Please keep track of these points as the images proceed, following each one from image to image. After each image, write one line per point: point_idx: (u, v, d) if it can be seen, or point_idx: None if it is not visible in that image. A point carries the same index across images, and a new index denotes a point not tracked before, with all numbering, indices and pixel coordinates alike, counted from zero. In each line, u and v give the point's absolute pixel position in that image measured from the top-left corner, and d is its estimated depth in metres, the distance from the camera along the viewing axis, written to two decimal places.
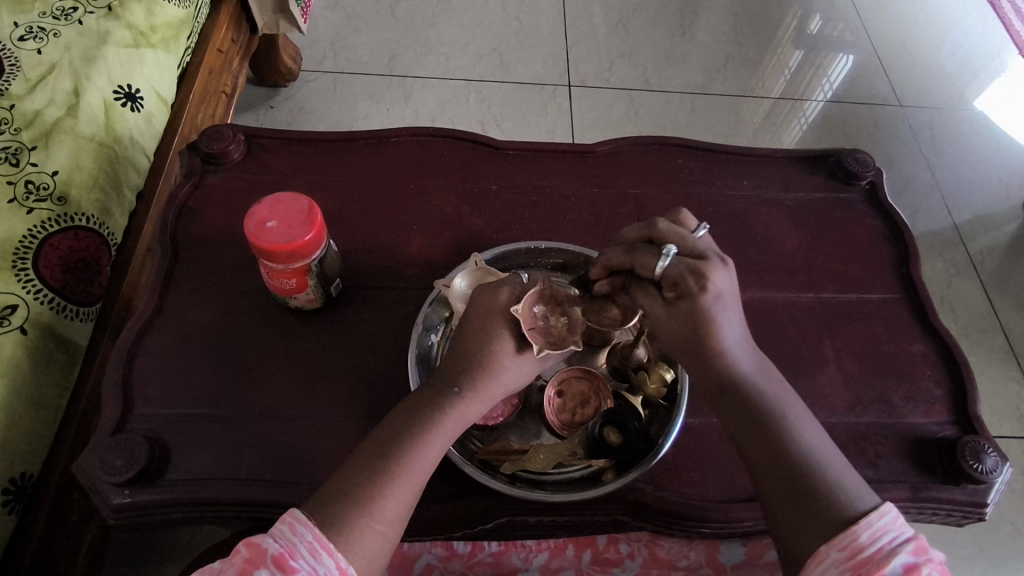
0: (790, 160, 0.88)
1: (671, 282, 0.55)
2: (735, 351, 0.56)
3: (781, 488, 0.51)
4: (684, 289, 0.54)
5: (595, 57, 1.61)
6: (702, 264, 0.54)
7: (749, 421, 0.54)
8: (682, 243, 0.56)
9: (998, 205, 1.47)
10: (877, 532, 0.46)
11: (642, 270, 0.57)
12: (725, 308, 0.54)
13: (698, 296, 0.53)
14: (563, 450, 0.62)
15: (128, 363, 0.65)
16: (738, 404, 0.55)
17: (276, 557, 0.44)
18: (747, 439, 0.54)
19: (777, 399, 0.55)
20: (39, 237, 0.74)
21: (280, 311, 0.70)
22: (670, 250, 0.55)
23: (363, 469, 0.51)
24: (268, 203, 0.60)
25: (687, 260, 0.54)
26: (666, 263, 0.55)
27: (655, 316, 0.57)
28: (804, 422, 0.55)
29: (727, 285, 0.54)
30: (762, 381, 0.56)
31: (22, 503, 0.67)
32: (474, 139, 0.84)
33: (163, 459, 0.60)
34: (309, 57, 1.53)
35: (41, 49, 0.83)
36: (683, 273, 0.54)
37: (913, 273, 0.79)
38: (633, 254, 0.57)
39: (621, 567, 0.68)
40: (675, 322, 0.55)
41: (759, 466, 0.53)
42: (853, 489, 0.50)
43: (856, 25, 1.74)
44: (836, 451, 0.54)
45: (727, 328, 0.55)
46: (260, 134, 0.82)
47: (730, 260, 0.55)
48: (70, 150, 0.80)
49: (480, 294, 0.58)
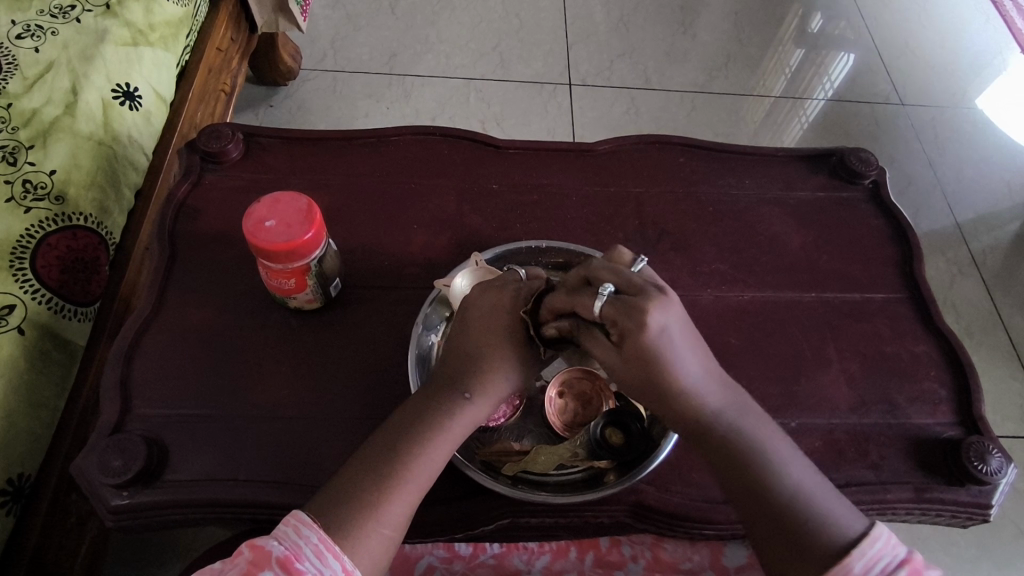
0: (792, 159, 0.88)
1: (612, 321, 0.49)
2: (702, 388, 0.52)
3: (767, 527, 0.49)
4: (624, 329, 0.49)
5: (596, 56, 1.61)
6: (639, 301, 0.48)
7: (728, 462, 0.51)
8: (620, 279, 0.50)
9: (1000, 204, 1.47)
10: (870, 561, 0.45)
11: (584, 313, 0.51)
12: (673, 347, 0.49)
13: (638, 338, 0.48)
14: (565, 451, 0.62)
15: (127, 363, 0.65)
16: (713, 446, 0.52)
17: (282, 559, 0.44)
18: (728, 479, 0.51)
19: (754, 433, 0.52)
20: (37, 236, 0.73)
21: (280, 311, 0.69)
22: (607, 288, 0.49)
23: (370, 471, 0.50)
24: (267, 202, 0.60)
25: (624, 299, 0.48)
26: (604, 303, 0.49)
27: (609, 359, 0.53)
28: (786, 455, 0.52)
29: (670, 321, 0.49)
30: (737, 417, 0.53)
31: (19, 504, 0.67)
32: (474, 138, 0.84)
33: (162, 460, 0.59)
34: (308, 56, 1.52)
35: (38, 47, 0.82)
36: (618, 315, 0.48)
37: (917, 272, 0.79)
38: (574, 298, 0.52)
39: (624, 570, 0.68)
40: (627, 364, 0.51)
41: (744, 505, 0.50)
42: (843, 517, 0.48)
43: (858, 23, 1.73)
44: (822, 479, 0.51)
45: (684, 363, 0.51)
46: (259, 133, 0.81)
47: (672, 292, 0.49)
48: (68, 149, 0.79)
49: (479, 297, 0.58)
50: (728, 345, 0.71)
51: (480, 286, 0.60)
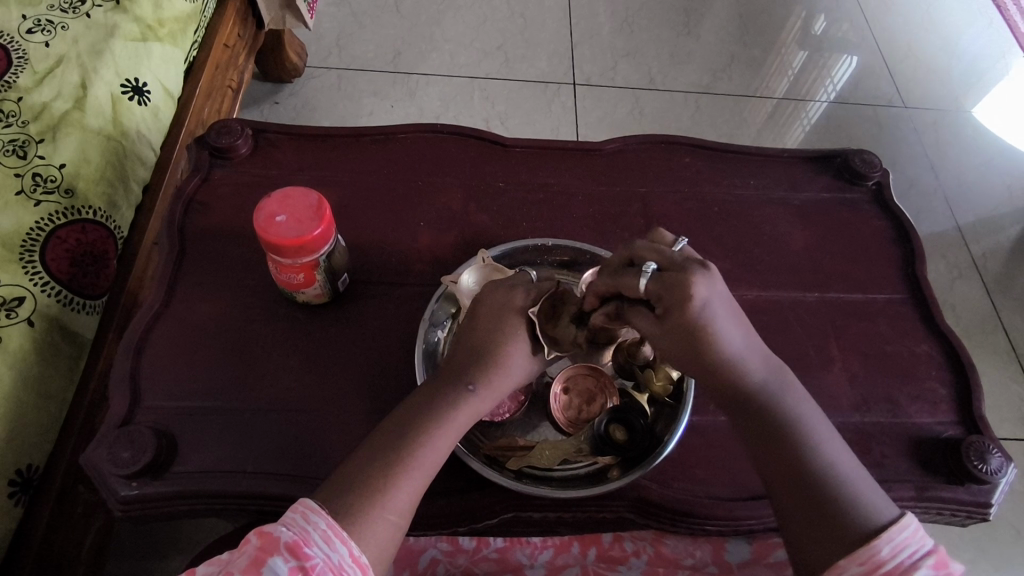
0: (796, 160, 0.88)
1: (656, 298, 0.51)
2: (747, 361, 0.54)
3: (799, 503, 0.50)
4: (669, 304, 0.50)
5: (600, 56, 1.61)
6: (684, 275, 0.49)
7: (767, 435, 0.53)
8: (661, 257, 0.52)
9: (1001, 207, 1.47)
10: (897, 546, 0.46)
11: (627, 292, 0.52)
12: (719, 319, 0.51)
13: (683, 313, 0.50)
14: (569, 446, 0.63)
15: (136, 355, 0.65)
16: (754, 416, 0.54)
17: (290, 544, 0.44)
18: (765, 450, 0.53)
19: (793, 411, 0.54)
20: (46, 229, 0.74)
21: (287, 306, 0.70)
22: (650, 266, 0.51)
23: (377, 459, 0.51)
24: (278, 197, 0.60)
25: (667, 274, 0.50)
26: (648, 279, 0.51)
27: (653, 335, 0.53)
28: (822, 437, 0.53)
29: (715, 294, 0.50)
30: (781, 393, 0.54)
31: (27, 495, 0.67)
32: (481, 136, 0.85)
33: (170, 451, 0.60)
34: (313, 53, 1.53)
35: (49, 42, 0.83)
36: (662, 291, 0.50)
37: (919, 274, 0.79)
38: (617, 280, 0.53)
39: (626, 565, 0.68)
40: (669, 338, 0.52)
41: (779, 481, 0.51)
42: (873, 503, 0.49)
43: (861, 26, 1.74)
44: (857, 466, 0.52)
45: (730, 338, 0.52)
46: (267, 129, 0.82)
47: (711, 263, 0.51)
48: (77, 144, 0.80)
49: (494, 293, 0.59)
50: None
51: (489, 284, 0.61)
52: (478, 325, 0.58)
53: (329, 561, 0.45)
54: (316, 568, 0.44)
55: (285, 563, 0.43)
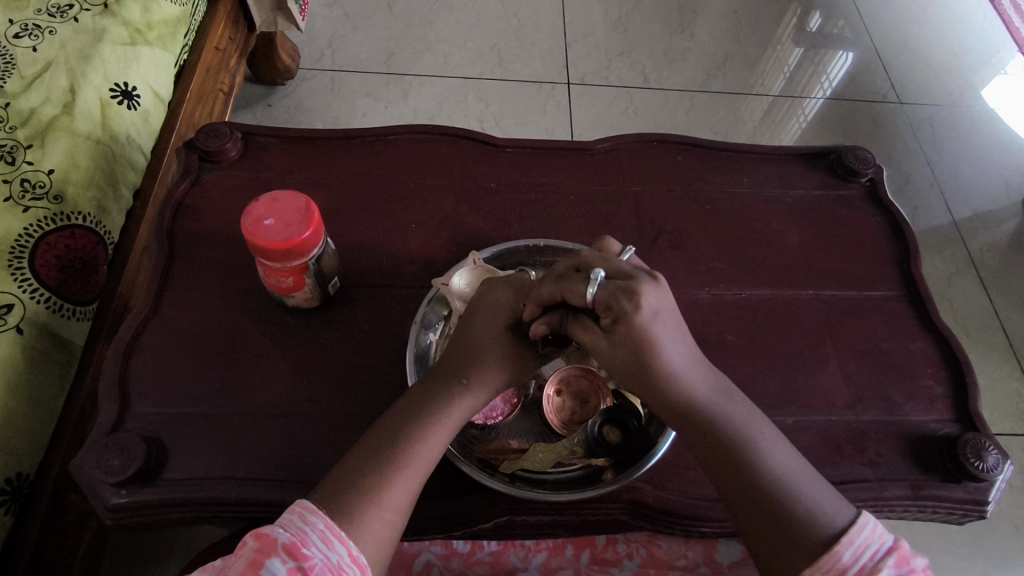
0: (790, 157, 0.88)
1: (604, 306, 0.54)
2: (683, 374, 0.54)
3: (750, 512, 0.49)
4: (619, 312, 0.53)
5: (594, 55, 1.61)
6: (631, 283, 0.53)
7: (713, 451, 0.52)
8: (610, 266, 0.56)
9: (998, 202, 1.47)
10: (858, 549, 0.45)
11: (573, 300, 0.55)
12: (665, 331, 0.53)
13: (630, 321, 0.52)
14: (562, 449, 0.62)
15: (125, 363, 0.65)
16: (696, 434, 0.53)
17: (287, 546, 0.43)
18: (718, 466, 0.52)
19: (737, 421, 0.53)
20: (35, 236, 0.74)
21: (277, 310, 0.69)
22: (598, 274, 0.54)
23: (372, 459, 0.51)
24: (266, 200, 0.60)
25: (616, 282, 0.54)
26: (595, 288, 0.54)
27: (598, 348, 0.56)
28: (767, 441, 0.52)
29: (660, 304, 0.54)
30: (723, 404, 0.54)
31: (18, 503, 0.67)
32: (472, 136, 0.84)
33: (160, 459, 0.60)
34: (306, 55, 1.52)
35: (36, 46, 0.82)
36: (610, 298, 0.53)
37: (914, 270, 0.79)
38: (562, 287, 0.56)
39: (619, 567, 0.68)
40: (617, 353, 0.55)
41: (731, 494, 0.51)
42: (828, 504, 0.49)
43: (856, 23, 1.74)
44: (809, 470, 0.52)
45: (670, 348, 0.54)
46: (257, 132, 0.81)
47: (660, 278, 0.55)
48: (65, 149, 0.79)
49: (488, 292, 0.60)
50: (725, 344, 0.71)
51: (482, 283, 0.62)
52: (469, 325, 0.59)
53: (328, 562, 0.44)
54: (315, 568, 0.43)
55: (284, 564, 0.42)
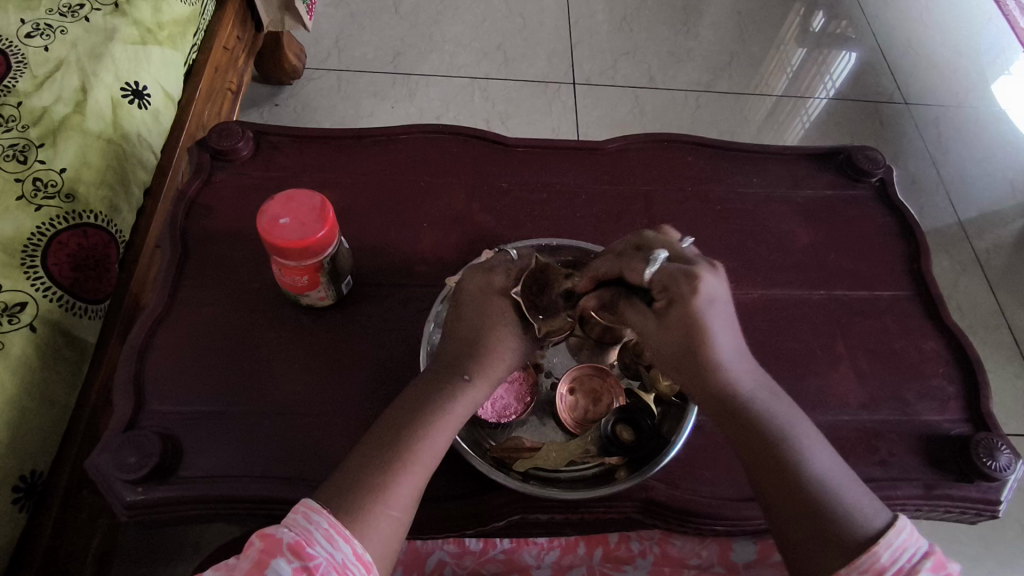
0: (800, 157, 0.88)
1: (661, 288, 0.51)
2: (735, 365, 0.53)
3: (789, 510, 0.49)
4: (675, 296, 0.50)
5: (600, 55, 1.61)
6: (693, 268, 0.50)
7: (757, 448, 0.51)
8: (672, 250, 0.53)
9: (1003, 203, 1.47)
10: (897, 551, 0.45)
11: (632, 277, 0.53)
12: (720, 322, 0.51)
13: (686, 306, 0.50)
14: (576, 447, 0.63)
15: (139, 361, 0.65)
16: (743, 428, 0.52)
17: (293, 545, 0.44)
18: (757, 461, 0.51)
19: (780, 419, 0.52)
20: (47, 234, 0.74)
21: (290, 309, 0.70)
22: (661, 254, 0.51)
23: (376, 455, 0.51)
24: (281, 200, 0.60)
25: (677, 266, 0.51)
26: (654, 270, 0.51)
27: (648, 331, 0.54)
28: (808, 442, 0.52)
29: (720, 294, 0.51)
30: (766, 400, 0.53)
31: (32, 501, 0.67)
32: (483, 136, 0.84)
33: (175, 456, 0.60)
34: (313, 55, 1.52)
35: (48, 46, 0.83)
36: (669, 281, 0.50)
37: (925, 271, 0.79)
38: (625, 262, 0.54)
39: (633, 565, 0.68)
40: (667, 336, 0.52)
41: (771, 493, 0.50)
42: (866, 506, 0.48)
43: (861, 23, 1.74)
44: (844, 470, 0.51)
45: (723, 339, 0.51)
46: (268, 131, 0.82)
47: (722, 266, 0.52)
48: (77, 148, 0.79)
49: (473, 279, 0.59)
50: None
51: (471, 270, 0.60)
52: (464, 317, 0.58)
53: (333, 561, 0.45)
54: (319, 568, 0.44)
55: (288, 564, 0.43)
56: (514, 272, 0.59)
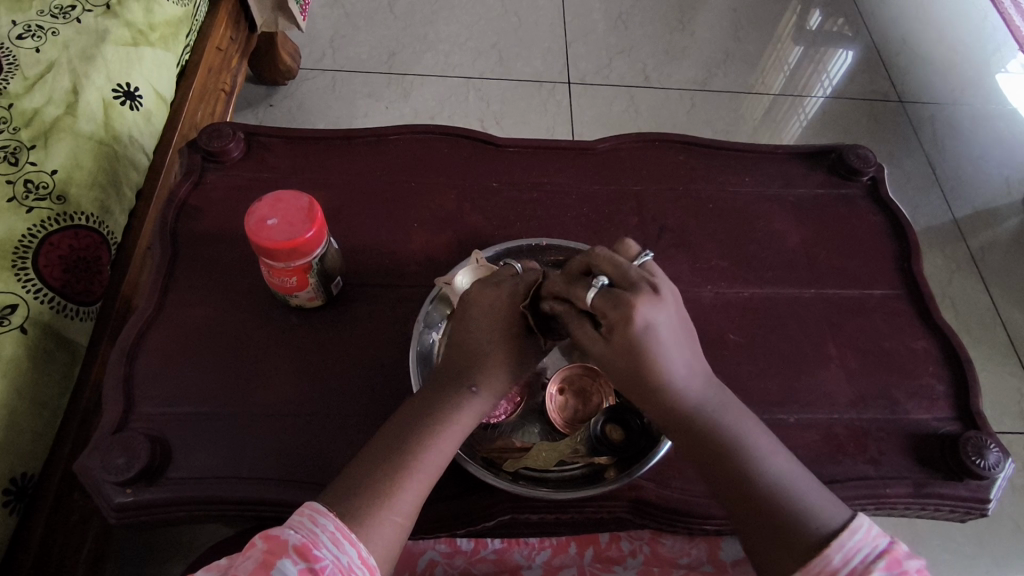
0: (791, 156, 0.88)
1: (601, 314, 0.49)
2: (687, 376, 0.52)
3: (745, 514, 0.49)
4: (611, 322, 0.49)
5: (595, 54, 1.61)
6: (628, 295, 0.48)
7: (709, 455, 0.52)
8: (616, 271, 0.50)
9: (999, 200, 1.47)
10: (850, 552, 0.45)
11: (578, 302, 0.52)
12: (665, 345, 0.49)
13: (624, 331, 0.48)
14: (565, 447, 0.63)
15: (129, 362, 0.65)
16: (692, 436, 0.52)
17: (299, 547, 0.43)
18: (711, 471, 0.51)
19: (731, 423, 0.52)
20: (39, 236, 0.74)
21: (280, 310, 0.70)
22: (600, 280, 0.50)
23: (381, 463, 0.51)
24: (269, 201, 0.60)
25: (615, 292, 0.49)
26: (595, 295, 0.50)
27: (598, 353, 0.52)
28: (760, 443, 0.52)
29: (663, 319, 0.49)
30: (715, 409, 0.53)
31: (23, 503, 0.67)
32: (474, 136, 0.84)
33: (164, 457, 0.60)
34: (307, 55, 1.52)
35: (39, 47, 0.83)
36: (607, 308, 0.49)
37: (915, 269, 0.79)
38: (570, 289, 0.53)
39: (623, 565, 0.68)
40: (617, 360, 0.51)
41: (727, 495, 0.51)
42: (824, 507, 0.48)
43: (857, 21, 1.74)
44: (801, 471, 0.51)
45: (673, 358, 0.50)
46: (259, 132, 0.82)
47: (665, 288, 0.49)
48: (68, 149, 0.79)
49: (480, 293, 0.58)
50: (727, 342, 0.71)
51: (474, 281, 0.60)
52: (466, 325, 0.58)
53: (339, 563, 0.44)
54: (326, 570, 0.43)
55: (295, 565, 0.42)
56: (521, 284, 0.58)
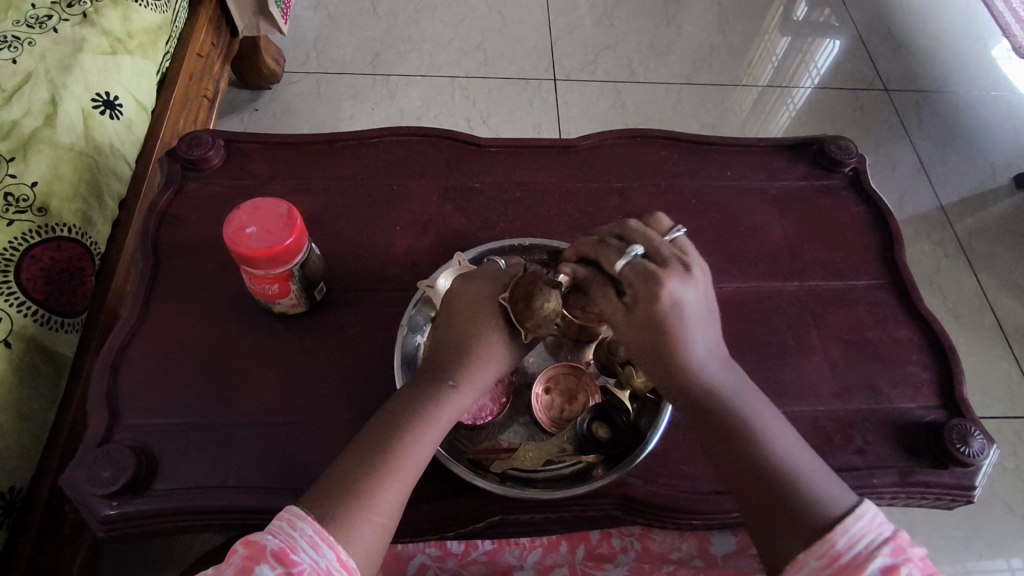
0: (774, 148, 0.88)
1: (627, 283, 0.51)
2: (707, 358, 0.53)
3: (753, 499, 0.49)
4: (638, 293, 0.50)
5: (581, 50, 1.61)
6: (659, 270, 0.50)
7: (724, 442, 0.51)
8: (649, 244, 0.52)
9: (985, 186, 1.48)
10: (854, 537, 0.45)
11: (606, 266, 0.53)
12: (691, 322, 0.51)
13: (649, 302, 0.50)
14: (552, 447, 0.62)
15: (112, 375, 0.65)
16: (708, 419, 0.52)
17: (276, 551, 0.44)
18: (723, 452, 0.51)
19: (749, 410, 0.52)
20: (20, 249, 0.73)
21: (264, 317, 0.70)
22: (635, 250, 0.52)
23: (362, 462, 0.50)
24: (247, 208, 0.60)
25: (648, 264, 0.51)
26: (627, 262, 0.51)
27: (615, 318, 0.53)
28: (775, 434, 0.52)
29: (691, 295, 0.51)
30: (736, 394, 0.53)
31: (12, 518, 0.67)
32: (456, 137, 0.84)
33: (150, 469, 0.60)
34: (291, 59, 1.52)
35: (16, 58, 0.82)
36: (636, 279, 0.50)
37: (898, 259, 0.79)
38: (600, 251, 0.54)
39: (615, 561, 0.68)
40: (634, 330, 0.52)
41: (738, 482, 0.50)
42: (832, 496, 0.48)
43: (842, 11, 1.74)
44: (816, 461, 0.51)
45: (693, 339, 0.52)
46: (240, 138, 0.81)
47: (695, 270, 0.51)
48: (49, 160, 0.79)
49: (463, 290, 0.59)
50: None
51: (457, 282, 0.61)
52: (454, 323, 0.58)
53: (317, 567, 0.44)
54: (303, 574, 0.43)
55: (273, 571, 0.42)
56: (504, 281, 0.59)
